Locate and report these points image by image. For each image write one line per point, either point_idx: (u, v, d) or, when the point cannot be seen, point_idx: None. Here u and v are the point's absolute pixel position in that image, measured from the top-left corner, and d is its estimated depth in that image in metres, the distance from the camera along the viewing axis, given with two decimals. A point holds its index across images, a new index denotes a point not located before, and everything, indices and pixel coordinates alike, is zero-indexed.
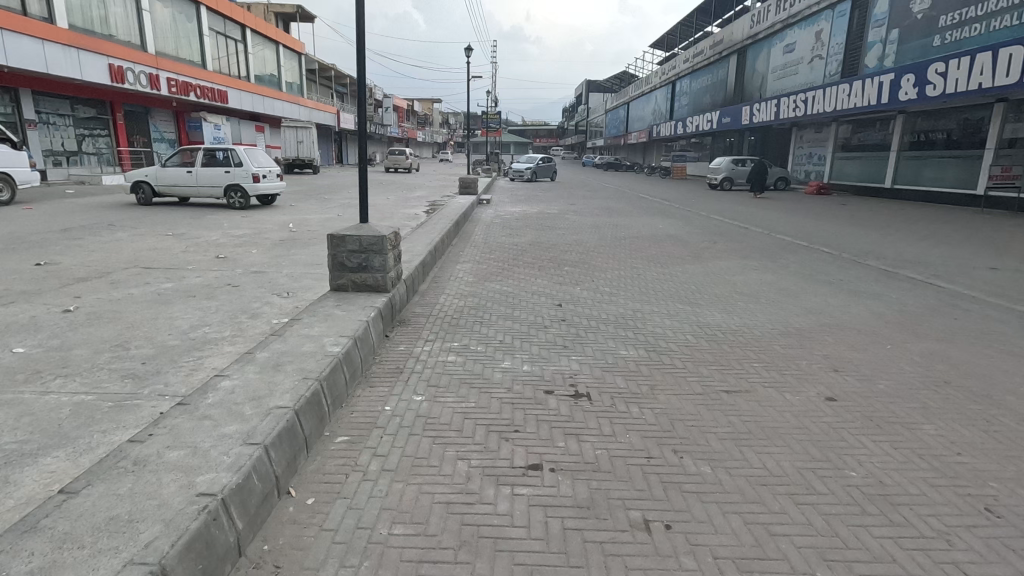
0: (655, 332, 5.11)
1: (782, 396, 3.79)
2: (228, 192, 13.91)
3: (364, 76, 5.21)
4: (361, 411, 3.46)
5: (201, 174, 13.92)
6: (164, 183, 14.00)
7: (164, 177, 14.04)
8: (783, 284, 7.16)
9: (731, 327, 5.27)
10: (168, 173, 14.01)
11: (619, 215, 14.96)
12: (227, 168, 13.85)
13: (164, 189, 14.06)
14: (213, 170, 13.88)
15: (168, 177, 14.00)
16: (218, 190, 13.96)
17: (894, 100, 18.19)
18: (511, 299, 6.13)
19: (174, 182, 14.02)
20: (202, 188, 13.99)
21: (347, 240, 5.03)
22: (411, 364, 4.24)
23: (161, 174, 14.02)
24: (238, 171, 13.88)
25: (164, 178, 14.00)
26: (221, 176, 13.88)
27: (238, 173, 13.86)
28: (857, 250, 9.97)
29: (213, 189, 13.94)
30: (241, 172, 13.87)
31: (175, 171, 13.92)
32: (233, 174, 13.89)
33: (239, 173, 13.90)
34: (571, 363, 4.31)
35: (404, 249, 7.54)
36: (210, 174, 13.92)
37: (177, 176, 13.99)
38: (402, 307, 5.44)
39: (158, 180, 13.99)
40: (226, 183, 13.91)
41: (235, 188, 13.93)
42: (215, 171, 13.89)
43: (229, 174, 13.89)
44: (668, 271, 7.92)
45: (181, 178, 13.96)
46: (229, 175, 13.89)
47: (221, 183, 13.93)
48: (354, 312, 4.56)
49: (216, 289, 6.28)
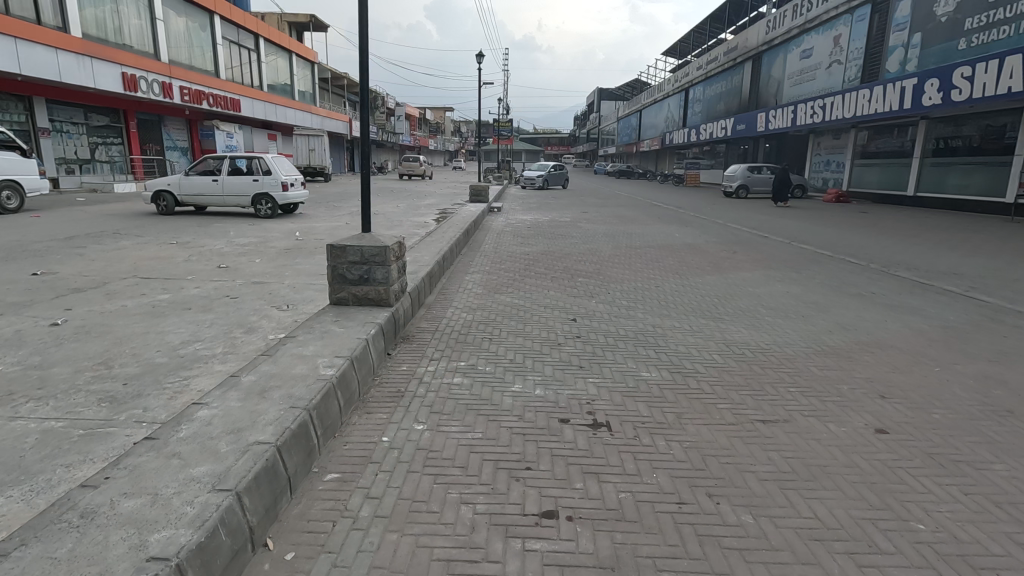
0: (678, 351, 4.71)
1: (825, 427, 3.39)
2: (256, 201, 13.76)
3: (366, 77, 4.91)
4: (355, 442, 3.11)
5: (228, 183, 13.74)
6: (188, 192, 13.79)
7: (188, 186, 13.84)
8: (811, 298, 6.72)
9: (760, 345, 4.87)
10: (193, 183, 13.81)
11: (633, 224, 14.56)
12: (255, 177, 13.71)
13: (188, 199, 13.85)
14: (241, 180, 13.72)
15: (192, 186, 13.80)
16: (246, 199, 13.81)
17: (917, 106, 17.64)
18: (522, 313, 5.77)
19: (199, 191, 13.81)
20: (228, 197, 13.80)
21: (347, 250, 4.71)
22: (414, 387, 3.89)
23: (185, 184, 13.81)
24: (266, 180, 13.72)
25: (188, 188, 13.80)
26: (249, 185, 13.73)
27: (267, 182, 13.70)
28: (886, 260, 9.48)
29: (242, 198, 13.78)
30: (270, 181, 13.72)
31: (201, 180, 13.72)
32: (262, 183, 13.75)
33: (267, 182, 13.75)
34: (588, 386, 3.94)
35: (411, 259, 7.23)
36: (237, 183, 13.75)
37: (202, 186, 13.79)
38: (406, 322, 5.10)
39: (181, 189, 13.79)
40: (255, 192, 13.77)
41: (264, 197, 13.78)
42: (243, 180, 13.74)
43: (257, 183, 13.75)
44: (688, 282, 7.52)
45: (207, 187, 13.77)
46: (258, 184, 13.74)
47: (249, 193, 13.78)
48: (353, 329, 4.22)
49: (213, 301, 5.99)
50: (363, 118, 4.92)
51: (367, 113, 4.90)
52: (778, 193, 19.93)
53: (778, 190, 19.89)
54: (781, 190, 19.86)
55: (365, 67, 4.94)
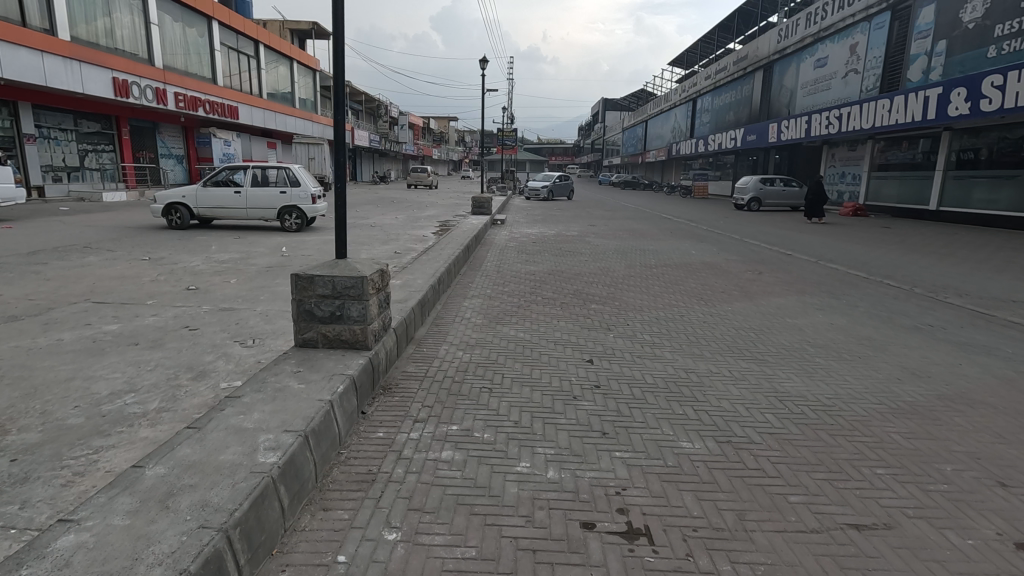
0: (725, 410, 3.80)
1: (947, 540, 2.47)
2: (284, 214, 12.96)
3: (342, 73, 4.08)
4: (296, 569, 2.21)
5: (253, 196, 12.88)
6: (205, 205, 12.78)
7: (205, 199, 12.82)
8: (862, 332, 5.81)
9: (824, 401, 3.96)
10: (211, 195, 12.81)
11: (646, 239, 13.67)
12: (283, 190, 12.90)
13: (206, 212, 12.83)
14: (267, 192, 12.91)
15: (211, 199, 12.80)
16: (272, 212, 12.99)
17: (941, 116, 16.80)
18: (529, 352, 4.89)
19: (219, 204, 12.84)
20: (252, 210, 12.92)
21: (316, 282, 3.85)
22: (391, 466, 3.01)
23: (202, 196, 12.80)
24: (295, 192, 12.94)
25: (205, 200, 12.79)
26: (277, 198, 12.92)
27: (295, 194, 12.94)
28: (928, 283, 8.61)
29: (267, 211, 12.95)
30: (299, 193, 12.94)
31: (221, 192, 12.78)
32: (289, 195, 12.96)
33: (296, 194, 12.97)
34: (615, 465, 3.05)
35: (401, 283, 6.39)
36: (262, 195, 12.92)
37: (223, 198, 12.84)
38: (387, 368, 4.21)
39: (198, 202, 12.77)
40: (282, 205, 12.97)
41: (292, 211, 13.00)
42: (270, 192, 12.93)
43: (285, 195, 12.95)
44: (716, 311, 6.62)
45: (228, 200, 12.83)
46: (286, 196, 12.94)
47: (275, 205, 12.97)
48: (316, 384, 3.33)
49: (166, 334, 5.11)
50: (338, 122, 4.07)
51: (343, 115, 4.07)
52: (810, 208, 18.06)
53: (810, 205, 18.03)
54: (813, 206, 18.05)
55: (341, 60, 4.11)
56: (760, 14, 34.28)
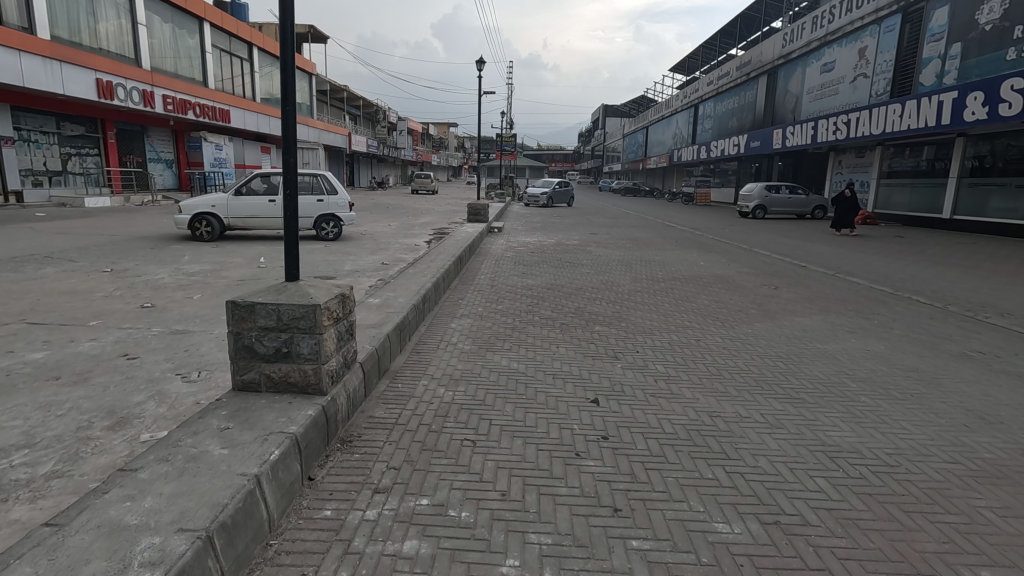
0: (767, 474, 3.03)
1: None
2: (320, 223, 12.25)
3: (290, 52, 3.29)
4: None
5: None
6: (237, 215, 11.88)
7: (236, 208, 11.92)
8: (907, 361, 5.08)
9: (885, 460, 3.20)
10: (243, 205, 11.94)
11: (652, 249, 12.91)
12: (321, 197, 12.15)
13: (238, 222, 11.93)
14: (304, 200, 12.10)
15: (244, 209, 11.93)
16: (308, 222, 12.22)
17: (957, 121, 16.10)
18: (523, 389, 4.14)
19: (252, 214, 11.99)
20: None
21: (257, 312, 3.12)
22: (334, 567, 2.24)
23: (234, 206, 11.88)
24: (332, 200, 12.25)
25: (237, 210, 11.89)
26: (313, 207, 12.14)
27: (334, 202, 12.25)
28: (962, 300, 7.89)
29: (303, 221, 12.16)
30: (337, 201, 12.27)
31: (256, 201, 11.95)
32: (327, 203, 12.22)
33: (334, 202, 12.29)
34: (633, 565, 2.29)
35: (381, 302, 5.65)
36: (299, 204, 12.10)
37: (256, 207, 12.00)
38: (347, 416, 3.42)
39: (230, 212, 11.84)
40: (318, 214, 12.21)
41: (330, 219, 12.28)
42: (306, 200, 12.10)
43: (322, 203, 12.21)
44: (737, 334, 5.87)
45: (262, 209, 12.00)
46: (323, 204, 12.20)
47: (312, 214, 12.19)
48: (246, 447, 2.57)
49: (100, 364, 4.36)
50: (286, 114, 3.31)
51: (292, 103, 3.30)
52: (841, 218, 16.15)
53: (839, 213, 16.10)
54: (841, 218, 16.20)
55: (289, 33, 3.30)
56: (763, 19, 33.68)
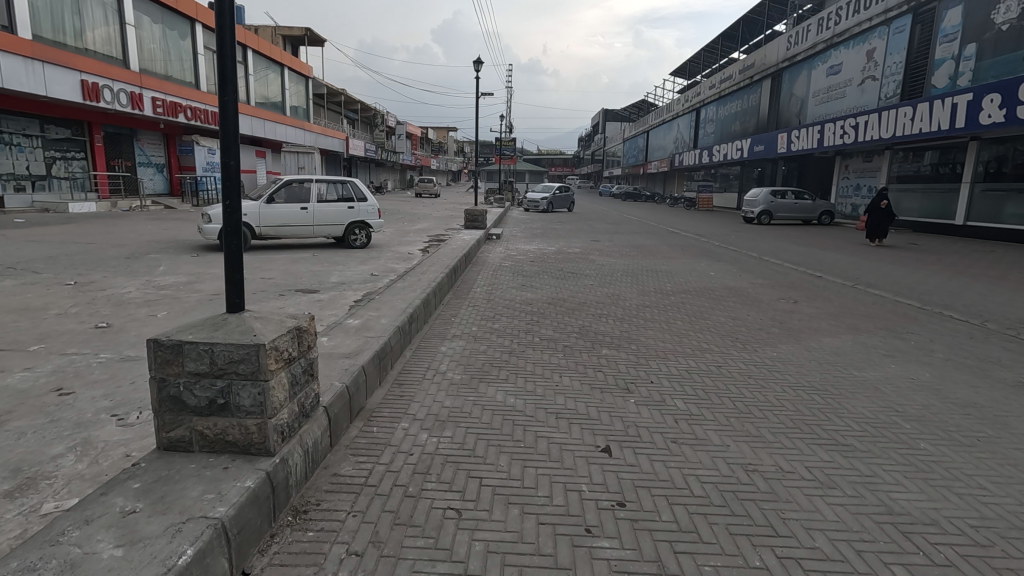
0: (828, 560, 2.38)
1: None
2: (351, 231, 11.65)
3: (227, 23, 2.61)
4: None
5: (322, 213, 11.31)
6: (269, 223, 10.97)
7: (268, 216, 10.98)
8: (962, 395, 4.42)
9: (975, 539, 2.56)
10: (276, 212, 11.02)
11: (658, 257, 12.29)
12: (352, 204, 11.59)
13: (269, 231, 11.01)
14: (334, 207, 11.48)
15: (275, 216, 11.00)
16: (339, 229, 11.56)
17: (972, 124, 15.51)
18: (522, 434, 3.48)
19: (283, 221, 11.07)
20: (319, 228, 11.37)
21: (185, 354, 2.49)
22: None
23: (266, 214, 10.95)
24: (363, 206, 11.71)
25: (269, 218, 10.96)
26: (345, 214, 11.55)
27: (364, 209, 11.70)
28: (997, 315, 7.26)
29: (335, 228, 11.51)
30: (368, 207, 11.71)
31: (289, 208, 11.03)
32: (359, 210, 11.66)
33: (363, 209, 11.73)
34: None
35: (367, 323, 5.01)
36: (330, 211, 11.42)
37: (288, 215, 11.08)
38: (300, 482, 2.75)
39: (262, 220, 10.93)
40: (349, 221, 11.63)
41: (361, 226, 11.74)
42: (337, 207, 11.49)
43: (352, 210, 11.64)
44: (765, 359, 5.22)
45: (295, 217, 11.10)
46: (354, 211, 11.63)
47: (343, 221, 11.57)
48: (149, 544, 1.92)
49: (26, 402, 3.72)
50: (224, 104, 2.66)
51: (233, 92, 2.65)
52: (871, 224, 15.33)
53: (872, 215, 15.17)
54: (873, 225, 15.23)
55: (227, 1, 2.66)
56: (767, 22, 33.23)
